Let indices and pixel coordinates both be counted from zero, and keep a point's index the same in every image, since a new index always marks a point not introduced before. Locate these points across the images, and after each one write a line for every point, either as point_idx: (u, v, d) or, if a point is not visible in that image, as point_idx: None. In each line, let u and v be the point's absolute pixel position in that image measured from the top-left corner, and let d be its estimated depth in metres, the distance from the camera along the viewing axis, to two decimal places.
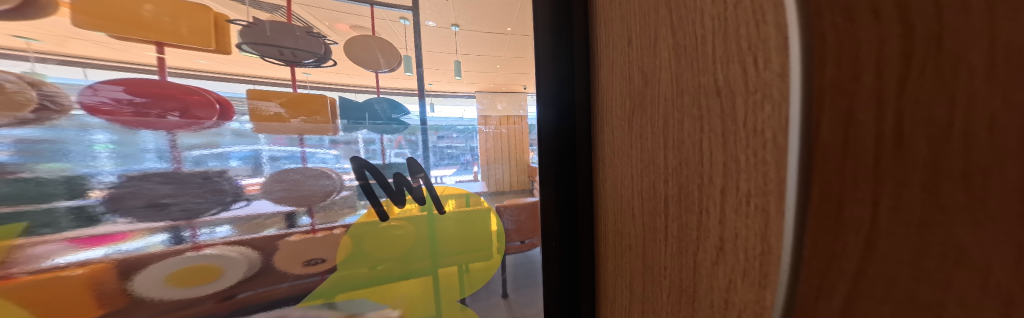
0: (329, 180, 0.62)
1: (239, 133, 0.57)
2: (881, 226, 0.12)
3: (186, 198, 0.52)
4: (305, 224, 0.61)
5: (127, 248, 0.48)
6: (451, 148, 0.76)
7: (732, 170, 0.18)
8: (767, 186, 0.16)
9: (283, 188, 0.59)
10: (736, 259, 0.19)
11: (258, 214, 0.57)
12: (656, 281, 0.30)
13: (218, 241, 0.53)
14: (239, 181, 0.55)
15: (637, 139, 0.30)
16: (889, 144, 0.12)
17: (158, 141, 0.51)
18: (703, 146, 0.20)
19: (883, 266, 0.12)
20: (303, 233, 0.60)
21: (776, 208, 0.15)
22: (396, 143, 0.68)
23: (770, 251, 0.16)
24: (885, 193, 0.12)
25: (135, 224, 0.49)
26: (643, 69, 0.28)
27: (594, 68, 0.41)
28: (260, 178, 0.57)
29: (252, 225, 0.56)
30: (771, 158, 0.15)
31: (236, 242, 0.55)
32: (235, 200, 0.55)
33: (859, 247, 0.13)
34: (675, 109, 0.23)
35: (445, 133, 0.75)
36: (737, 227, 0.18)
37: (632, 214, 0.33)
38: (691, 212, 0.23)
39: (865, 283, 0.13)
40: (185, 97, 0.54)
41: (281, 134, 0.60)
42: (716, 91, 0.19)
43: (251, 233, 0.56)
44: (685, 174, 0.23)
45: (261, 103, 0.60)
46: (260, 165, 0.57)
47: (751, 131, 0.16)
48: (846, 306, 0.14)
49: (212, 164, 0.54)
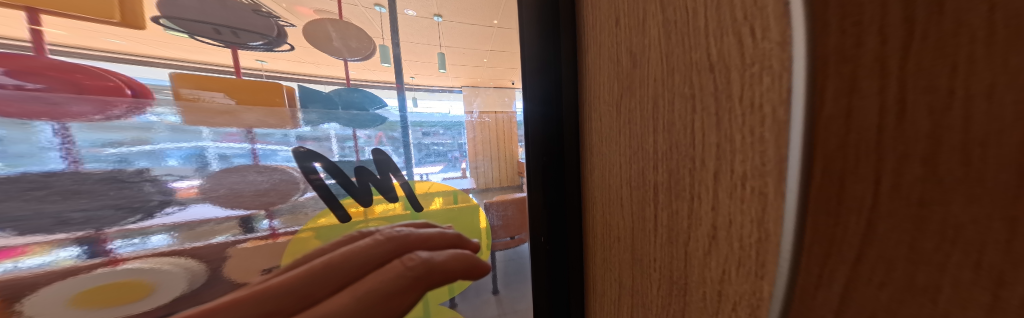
0: (280, 176, 0.58)
1: (177, 127, 0.53)
2: (881, 214, 0.11)
3: (69, 202, 0.45)
4: (264, 228, 0.55)
5: (28, 263, 0.40)
6: (433, 144, 0.94)
7: (727, 152, 0.17)
8: (764, 167, 0.14)
9: (223, 189, 0.54)
10: (730, 247, 0.17)
11: (205, 219, 0.52)
12: (646, 274, 0.29)
13: (150, 252, 0.46)
14: (172, 185, 0.51)
15: (627, 125, 0.29)
16: (891, 126, 0.11)
17: (50, 136, 0.46)
18: (696, 129, 0.19)
19: (882, 255, 0.12)
20: (259, 238, 0.54)
21: (774, 193, 0.14)
22: (372, 139, 0.68)
23: (769, 239, 0.15)
24: (888, 176, 0.11)
25: (41, 236, 0.43)
26: (632, 50, 0.27)
27: (581, 51, 0.39)
28: (197, 180, 0.52)
29: (199, 232, 0.51)
30: (768, 138, 0.14)
31: (174, 251, 0.48)
32: (166, 203, 0.50)
33: (856, 237, 0.12)
34: (666, 89, 0.22)
35: (430, 130, 0.91)
36: (730, 213, 0.17)
37: (620, 205, 0.32)
38: (683, 199, 0.22)
39: (863, 268, 0.12)
40: (87, 83, 0.48)
41: (230, 130, 0.56)
42: (708, 69, 0.18)
43: (197, 240, 0.50)
44: (676, 160, 0.22)
45: (207, 94, 0.58)
46: (207, 165, 0.53)
47: (747, 107, 0.15)
48: (840, 298, 0.13)
49: (142, 164, 0.50)
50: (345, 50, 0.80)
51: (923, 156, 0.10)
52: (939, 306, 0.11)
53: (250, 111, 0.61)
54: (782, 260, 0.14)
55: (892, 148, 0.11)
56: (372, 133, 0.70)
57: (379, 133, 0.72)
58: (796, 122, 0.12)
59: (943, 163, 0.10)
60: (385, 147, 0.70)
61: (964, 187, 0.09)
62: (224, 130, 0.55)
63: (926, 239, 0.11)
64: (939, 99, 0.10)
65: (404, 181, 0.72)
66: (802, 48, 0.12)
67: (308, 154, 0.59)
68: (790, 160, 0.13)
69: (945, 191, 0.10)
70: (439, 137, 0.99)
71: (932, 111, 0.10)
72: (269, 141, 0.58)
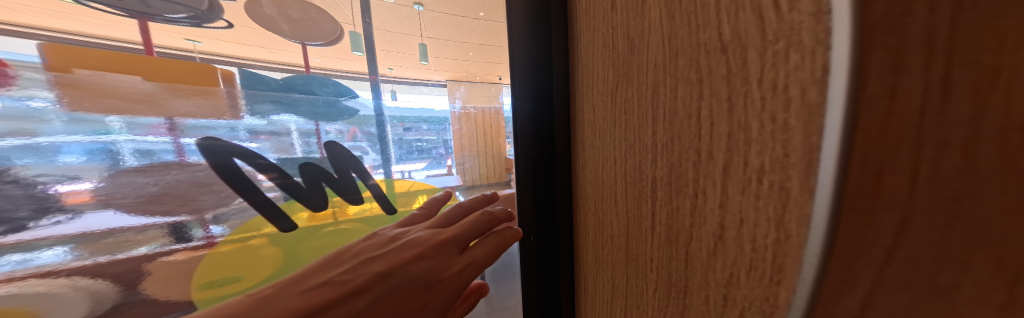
0: (185, 178, 0.66)
1: (74, 120, 0.60)
2: (912, 214, 0.10)
3: None
4: (198, 236, 0.67)
5: None
6: (419, 141, 1.02)
7: (741, 143, 0.15)
8: (787, 158, 0.12)
9: (115, 193, 0.61)
10: (739, 248, 0.16)
11: (121, 229, 0.63)
12: (641, 275, 0.28)
13: (51, 266, 0.56)
14: (57, 189, 0.58)
15: (623, 116, 0.27)
16: (933, 107, 0.09)
17: None
18: (705, 119, 0.17)
19: (908, 259, 0.10)
20: (187, 250, 0.65)
21: (800, 188, 0.12)
22: (338, 135, 0.83)
23: (789, 240, 0.13)
24: (922, 169, 0.09)
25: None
26: (630, 34, 0.25)
27: (574, 38, 0.37)
28: (81, 184, 0.59)
29: (114, 244, 0.61)
30: (795, 124, 0.12)
31: (65, 270, 0.57)
32: (47, 213, 0.57)
33: (886, 239, 0.10)
34: (667, 76, 0.21)
35: (413, 126, 1.01)
36: (741, 211, 0.15)
37: (615, 202, 0.31)
38: (685, 196, 0.20)
39: (889, 273, 0.11)
40: None
41: (157, 124, 0.65)
42: (719, 49, 0.16)
43: (114, 252, 0.61)
44: (677, 153, 0.20)
45: (113, 75, 0.61)
46: (116, 158, 0.62)
47: (768, 91, 0.13)
48: (862, 305, 0.11)
49: (26, 160, 0.57)
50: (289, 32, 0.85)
51: (960, 147, 0.08)
52: (960, 310, 0.09)
53: (182, 99, 0.66)
54: (808, 263, 0.12)
55: (930, 135, 0.09)
56: (344, 128, 0.86)
57: (352, 128, 0.88)
58: (834, 105, 0.11)
59: (981, 153, 0.08)
60: (357, 142, 0.86)
61: (999, 178, 0.07)
62: (147, 122, 0.64)
63: (954, 239, 0.09)
64: (980, 73, 0.07)
65: (365, 177, 0.84)
66: (847, 12, 0.10)
67: (217, 149, 0.65)
68: (823, 148, 0.11)
69: (974, 188, 0.08)
70: (424, 133, 1.05)
71: (973, 90, 0.08)
72: (211, 134, 0.67)
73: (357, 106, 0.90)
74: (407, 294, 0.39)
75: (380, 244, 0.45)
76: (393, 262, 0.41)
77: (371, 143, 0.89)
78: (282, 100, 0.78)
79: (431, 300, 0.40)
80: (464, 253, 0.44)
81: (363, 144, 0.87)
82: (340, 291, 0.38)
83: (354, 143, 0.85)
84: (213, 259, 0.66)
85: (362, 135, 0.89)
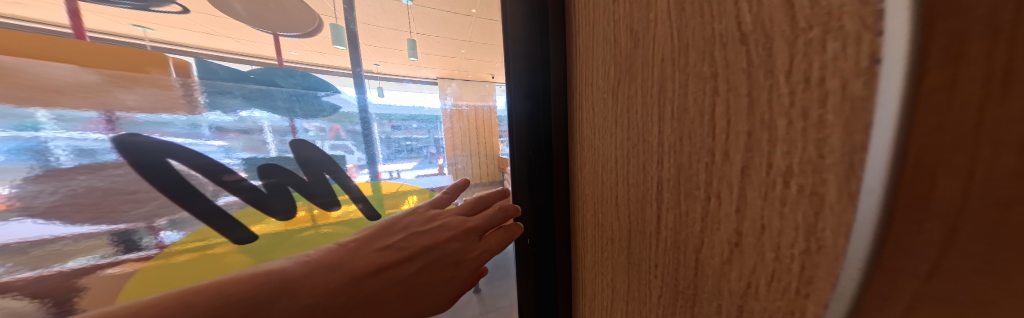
0: (101, 184, 0.59)
1: None
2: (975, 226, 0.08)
3: None
4: (150, 245, 0.62)
5: None
6: (406, 139, 1.07)
7: (764, 143, 0.13)
8: (821, 161, 0.11)
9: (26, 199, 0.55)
10: (759, 257, 0.15)
11: (54, 239, 0.57)
12: (644, 281, 0.27)
13: None
14: None
15: (625, 114, 0.26)
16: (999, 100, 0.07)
17: None
18: (721, 116, 0.16)
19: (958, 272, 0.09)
20: (135, 262, 0.60)
21: (838, 193, 0.11)
22: (318, 133, 0.80)
23: (821, 252, 0.12)
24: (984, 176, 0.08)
25: None
26: (634, 27, 0.24)
27: (571, 33, 0.35)
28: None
29: (39, 255, 0.55)
30: (833, 121, 0.10)
31: None
32: None
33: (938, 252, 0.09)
34: (675, 70, 0.19)
35: (398, 124, 1.04)
36: (763, 217, 0.14)
37: (615, 204, 0.30)
38: (695, 199, 0.19)
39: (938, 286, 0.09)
40: None
41: (97, 119, 0.58)
42: (739, 40, 0.14)
43: (38, 266, 0.55)
44: (687, 154, 0.19)
45: (44, 64, 0.53)
46: (46, 156, 0.56)
47: (801, 84, 0.11)
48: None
49: None
50: (245, 15, 0.76)
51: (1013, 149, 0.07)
52: None
53: (125, 90, 0.59)
54: (846, 280, 0.11)
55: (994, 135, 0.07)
56: (327, 125, 0.83)
57: (335, 125, 0.85)
58: (887, 98, 0.09)
59: None
60: (339, 142, 0.84)
61: None
62: (86, 117, 0.58)
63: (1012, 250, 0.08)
64: None
65: (340, 178, 0.80)
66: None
67: (146, 150, 0.59)
68: (869, 150, 0.10)
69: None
70: (411, 131, 1.12)
71: None
72: (166, 132, 0.62)
73: (340, 103, 0.85)
74: (442, 267, 0.45)
75: (422, 220, 0.49)
76: (432, 238, 0.46)
77: (356, 142, 0.88)
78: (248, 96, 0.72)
79: (459, 274, 0.46)
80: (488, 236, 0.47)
81: (346, 143, 0.85)
82: (394, 256, 0.43)
83: (337, 142, 0.83)
84: (148, 272, 0.59)
85: (345, 133, 0.86)
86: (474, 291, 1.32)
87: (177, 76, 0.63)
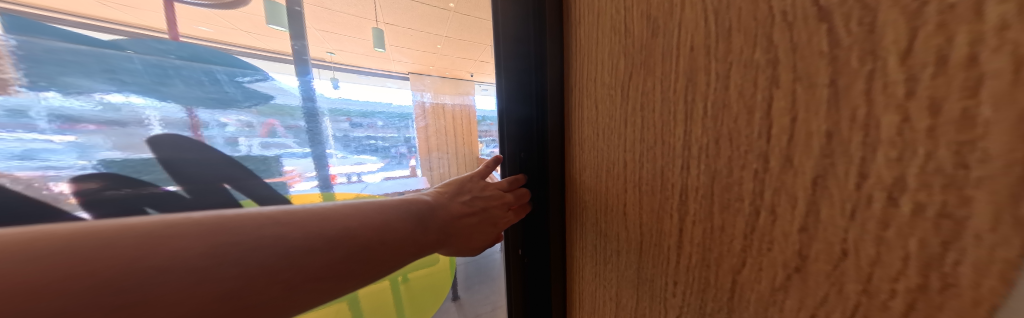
0: None
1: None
2: None
3: None
4: None
5: None
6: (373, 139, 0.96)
7: (855, 146, 0.10)
8: (965, 173, 0.08)
9: None
10: (836, 288, 0.12)
11: None
12: (656, 299, 0.24)
13: None
14: None
15: (637, 112, 0.23)
16: None
17: None
18: (782, 112, 0.13)
19: None
20: None
21: (1000, 216, 0.08)
22: (242, 129, 0.67)
23: (946, 291, 0.09)
24: None
25: None
26: (651, 13, 0.21)
27: (569, 21, 0.32)
28: None
29: None
30: (990, 116, 0.07)
31: None
32: None
33: None
34: (714, 57, 0.16)
35: (362, 121, 0.92)
36: (845, 240, 0.11)
37: (622, 213, 0.26)
38: (733, 213, 0.16)
39: None
40: None
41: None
42: (816, 16, 0.11)
43: None
44: (725, 159, 0.16)
45: None
46: None
47: (930, 66, 0.08)
48: None
49: None
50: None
51: None
52: None
53: None
54: None
55: None
56: (256, 120, 0.69)
57: (268, 119, 0.70)
58: None
59: None
60: (274, 139, 0.72)
61: None
62: None
63: None
64: None
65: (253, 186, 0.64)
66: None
67: None
68: None
69: None
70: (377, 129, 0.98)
71: None
72: None
73: (274, 92, 0.69)
74: (482, 228, 0.43)
75: (480, 185, 0.45)
76: (487, 200, 0.43)
77: (300, 140, 0.76)
78: (131, 77, 0.58)
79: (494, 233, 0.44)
80: (514, 210, 0.41)
81: (286, 140, 0.74)
82: (461, 209, 0.43)
83: (270, 140, 0.71)
84: None
85: (283, 129, 0.73)
86: (453, 299, 1.30)
87: None
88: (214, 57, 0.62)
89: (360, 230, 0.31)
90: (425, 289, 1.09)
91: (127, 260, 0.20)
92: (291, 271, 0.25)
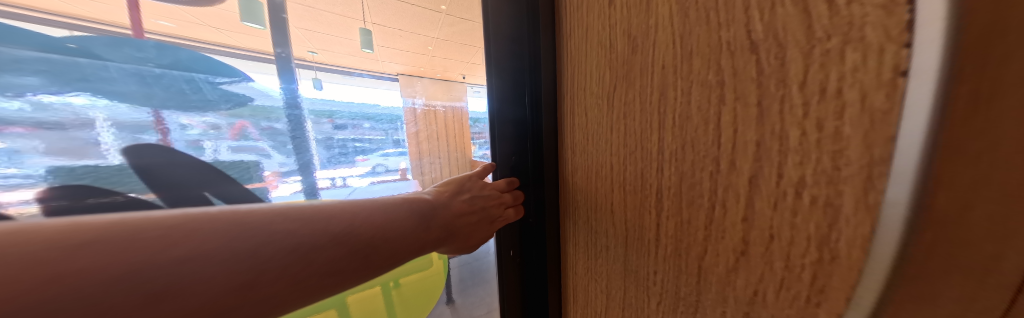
0: None
1: None
2: None
3: None
4: None
5: None
6: (358, 141, 0.87)
7: (775, 153, 0.13)
8: (838, 172, 0.11)
9: None
10: (768, 266, 0.15)
11: None
12: (641, 287, 0.27)
13: None
14: None
15: (621, 120, 0.26)
16: None
17: None
18: (727, 125, 0.16)
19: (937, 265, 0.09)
20: None
21: (858, 202, 0.10)
22: (208, 132, 0.66)
23: (834, 261, 0.12)
24: None
25: None
26: (631, 33, 0.24)
27: (560, 34, 0.35)
28: None
29: None
30: (849, 133, 0.10)
31: None
32: None
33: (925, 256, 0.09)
34: (678, 76, 0.19)
35: (348, 123, 0.85)
36: (773, 227, 0.14)
37: (610, 210, 0.29)
38: (697, 207, 0.19)
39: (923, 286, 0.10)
40: None
41: None
42: (748, 48, 0.14)
43: None
44: (689, 161, 0.19)
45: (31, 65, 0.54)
46: None
47: (816, 95, 0.11)
48: None
49: None
50: None
51: None
52: None
53: None
54: (865, 291, 0.11)
55: None
56: (225, 122, 0.68)
57: (239, 121, 0.69)
58: (915, 109, 0.09)
59: None
60: (245, 142, 0.70)
61: None
62: None
63: None
64: None
65: (229, 194, 0.63)
66: (941, 2, 0.08)
67: None
68: (889, 162, 0.09)
69: None
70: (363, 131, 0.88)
71: None
72: None
73: (251, 93, 0.69)
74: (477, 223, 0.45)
75: (480, 184, 0.46)
76: (486, 200, 0.44)
77: (276, 143, 0.74)
78: (108, 85, 0.58)
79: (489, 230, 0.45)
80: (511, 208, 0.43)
81: (259, 144, 0.72)
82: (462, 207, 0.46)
83: (240, 143, 0.69)
84: None
85: (256, 131, 0.71)
86: (448, 303, 1.31)
87: None
88: (196, 64, 0.63)
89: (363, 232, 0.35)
90: (417, 295, 1.11)
91: (153, 252, 0.23)
92: (297, 265, 0.29)
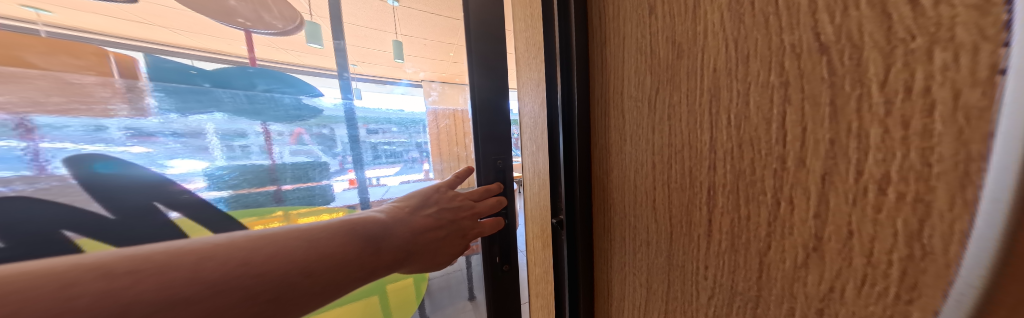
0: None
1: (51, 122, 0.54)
2: None
3: None
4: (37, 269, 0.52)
5: None
6: (390, 144, 0.77)
7: (852, 150, 0.14)
8: (928, 169, 0.11)
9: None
10: (845, 262, 0.15)
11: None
12: (687, 281, 0.27)
13: None
14: None
15: (664, 121, 0.26)
16: None
17: None
18: (795, 124, 0.16)
19: None
20: None
21: (957, 197, 0.11)
22: (275, 138, 0.68)
23: (926, 257, 0.12)
24: None
25: None
26: (677, 39, 0.24)
27: (594, 39, 0.35)
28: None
29: None
30: (941, 130, 0.11)
31: None
32: None
33: None
34: (732, 78, 0.20)
35: (379, 127, 0.76)
36: (850, 223, 0.14)
37: (652, 207, 0.29)
38: (758, 203, 0.19)
39: None
40: None
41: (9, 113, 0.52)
42: (817, 50, 0.15)
43: None
44: (749, 160, 0.19)
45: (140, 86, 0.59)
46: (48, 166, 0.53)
47: (901, 93, 0.12)
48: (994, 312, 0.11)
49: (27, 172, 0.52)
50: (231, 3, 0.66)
51: None
52: None
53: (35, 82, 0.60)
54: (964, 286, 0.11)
55: None
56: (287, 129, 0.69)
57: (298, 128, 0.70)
58: None
59: None
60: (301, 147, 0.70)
61: None
62: None
63: None
64: None
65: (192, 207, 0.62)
66: None
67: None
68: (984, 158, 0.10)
69: None
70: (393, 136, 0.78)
71: None
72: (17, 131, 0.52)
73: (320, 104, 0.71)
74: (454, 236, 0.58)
75: (448, 197, 0.59)
76: (456, 212, 0.59)
77: (324, 147, 0.72)
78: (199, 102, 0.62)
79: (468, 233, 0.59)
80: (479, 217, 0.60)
81: (310, 147, 0.71)
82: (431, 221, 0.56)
83: (299, 148, 0.70)
84: None
85: (310, 137, 0.70)
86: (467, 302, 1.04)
87: (121, 78, 0.57)
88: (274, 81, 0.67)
89: (306, 258, 0.36)
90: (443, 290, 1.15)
91: None
92: None
